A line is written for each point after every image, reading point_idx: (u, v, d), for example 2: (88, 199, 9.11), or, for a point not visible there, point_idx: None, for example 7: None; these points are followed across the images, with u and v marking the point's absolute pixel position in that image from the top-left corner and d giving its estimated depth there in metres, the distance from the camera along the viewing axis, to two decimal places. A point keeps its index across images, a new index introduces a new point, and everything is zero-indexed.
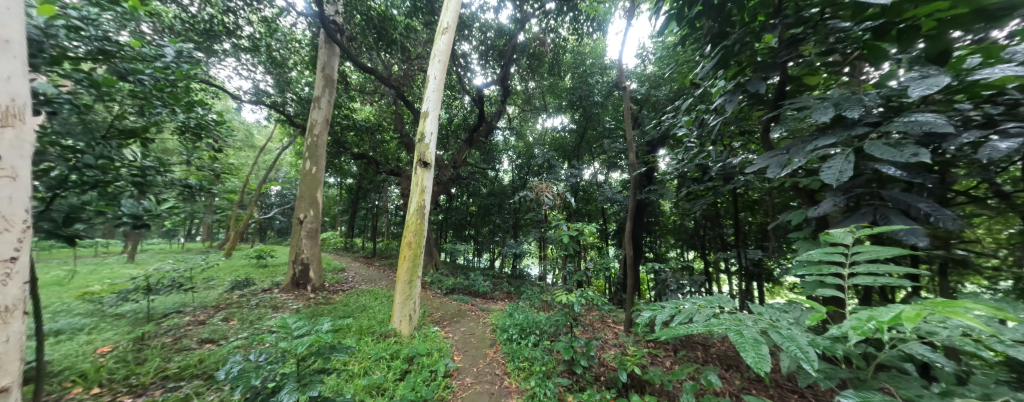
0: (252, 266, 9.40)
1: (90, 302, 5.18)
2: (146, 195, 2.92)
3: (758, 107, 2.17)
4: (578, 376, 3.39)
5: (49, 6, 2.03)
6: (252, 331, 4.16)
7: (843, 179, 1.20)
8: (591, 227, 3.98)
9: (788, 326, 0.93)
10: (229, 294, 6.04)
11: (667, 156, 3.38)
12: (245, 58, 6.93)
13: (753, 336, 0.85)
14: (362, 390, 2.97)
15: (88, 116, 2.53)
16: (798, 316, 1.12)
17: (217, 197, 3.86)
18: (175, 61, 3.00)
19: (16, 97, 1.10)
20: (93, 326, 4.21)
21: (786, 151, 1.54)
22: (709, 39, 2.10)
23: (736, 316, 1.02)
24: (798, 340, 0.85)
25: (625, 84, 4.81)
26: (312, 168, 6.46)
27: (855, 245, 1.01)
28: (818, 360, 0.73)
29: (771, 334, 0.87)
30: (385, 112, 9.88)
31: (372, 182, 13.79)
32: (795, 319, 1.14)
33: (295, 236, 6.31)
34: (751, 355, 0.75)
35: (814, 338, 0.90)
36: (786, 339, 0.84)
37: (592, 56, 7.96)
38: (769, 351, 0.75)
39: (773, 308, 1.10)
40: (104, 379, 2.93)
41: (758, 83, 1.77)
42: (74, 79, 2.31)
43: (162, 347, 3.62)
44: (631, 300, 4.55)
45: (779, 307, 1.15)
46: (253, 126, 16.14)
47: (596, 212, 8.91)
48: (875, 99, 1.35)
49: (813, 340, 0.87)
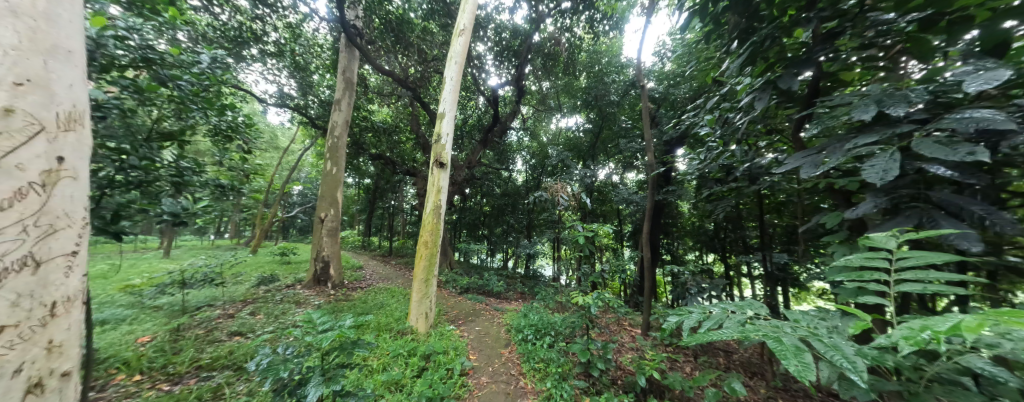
0: (277, 262, 9.81)
1: (131, 295, 5.54)
2: (183, 194, 3.11)
3: (788, 104, 2.08)
4: (595, 379, 3.35)
5: (100, 18, 2.18)
6: (278, 325, 4.35)
7: (888, 179, 1.13)
8: (607, 228, 3.94)
9: (829, 335, 0.89)
10: (255, 289, 6.32)
11: (688, 156, 3.31)
12: (271, 63, 7.24)
13: (794, 343, 0.81)
14: (381, 386, 3.04)
15: (131, 120, 2.69)
16: (837, 324, 1.06)
17: (244, 196, 4.05)
18: (209, 67, 3.17)
19: (77, 103, 0.90)
20: (134, 317, 4.49)
21: (820, 151, 1.47)
22: (734, 35, 2.05)
23: (772, 323, 0.98)
24: (843, 349, 0.81)
25: (642, 83, 4.71)
26: (332, 169, 6.66)
27: (899, 250, 0.96)
28: (867, 372, 0.70)
29: (811, 342, 0.83)
30: (402, 113, 10.07)
31: (389, 182, 14.10)
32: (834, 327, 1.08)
33: (316, 235, 6.53)
34: (794, 364, 0.72)
35: (861, 348, 0.85)
36: (830, 348, 0.80)
37: (608, 54, 7.78)
38: (813, 359, 0.72)
39: (810, 315, 1.04)
40: (145, 368, 3.13)
41: (790, 79, 1.69)
42: (121, 86, 2.49)
43: (196, 339, 3.83)
44: (649, 304, 4.46)
45: (815, 315, 1.10)
46: (277, 128, 16.80)
47: (611, 213, 8.80)
48: (922, 94, 1.27)
49: (860, 351, 0.82)
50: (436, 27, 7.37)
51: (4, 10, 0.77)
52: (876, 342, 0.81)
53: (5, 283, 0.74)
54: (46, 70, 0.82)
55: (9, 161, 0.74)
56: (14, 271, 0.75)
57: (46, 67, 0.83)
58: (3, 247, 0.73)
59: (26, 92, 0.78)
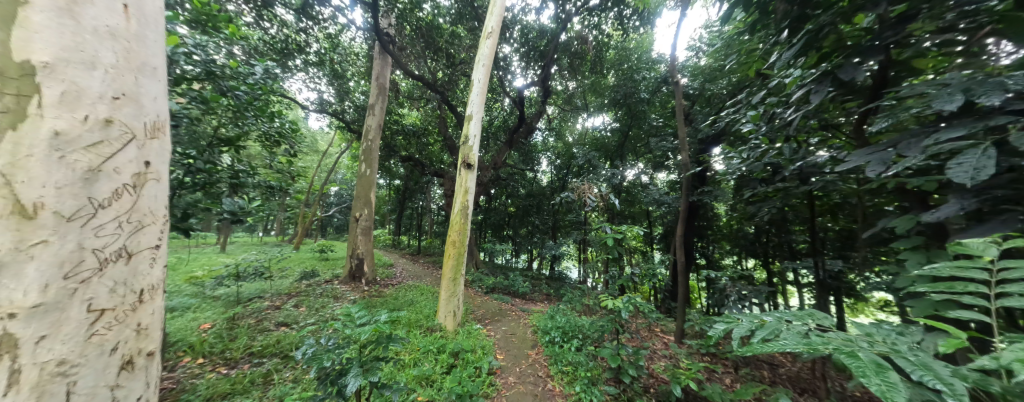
0: (316, 259, 10.46)
1: (194, 285, 6.15)
2: (238, 194, 3.41)
3: (847, 97, 1.90)
4: (625, 385, 3.25)
5: (173, 38, 2.45)
6: (318, 317, 4.64)
7: (980, 178, 1.00)
8: (637, 230, 3.83)
9: (914, 352, 0.81)
10: (298, 283, 6.78)
11: (726, 155, 3.13)
12: (312, 72, 7.74)
13: (872, 358, 0.74)
14: (413, 380, 3.14)
15: (196, 128, 2.99)
16: (921, 339, 0.95)
17: (289, 196, 4.36)
18: (261, 78, 3.46)
19: (160, 113, 0.98)
20: (197, 305, 4.99)
21: (890, 146, 1.32)
22: (783, 24, 1.91)
23: (843, 336, 0.90)
24: (935, 370, 0.73)
25: (676, 79, 4.52)
26: (366, 171, 6.98)
27: (1001, 259, 0.83)
28: (969, 397, 0.63)
29: (893, 358, 0.76)
30: (431, 116, 10.34)
31: (418, 183, 14.55)
32: (917, 343, 0.97)
33: (351, 233, 6.88)
34: (876, 383, 0.66)
35: (955, 369, 0.76)
36: (918, 367, 0.73)
37: (637, 51, 7.35)
38: (901, 379, 0.66)
39: (885, 330, 0.95)
40: (206, 351, 3.46)
41: (853, 69, 1.54)
42: (189, 97, 2.78)
43: (249, 327, 4.17)
44: (683, 311, 4.25)
45: (891, 329, 1.00)
46: (317, 132, 17.90)
47: (640, 215, 8.51)
48: (1022, 81, 1.11)
49: (955, 371, 0.73)
50: (464, 31, 7.52)
51: (103, 32, 0.84)
52: (975, 364, 0.72)
53: (105, 272, 0.81)
54: (136, 85, 0.90)
55: (107, 165, 0.81)
56: (112, 261, 0.83)
57: (137, 82, 0.91)
58: (102, 241, 0.81)
59: (122, 105, 0.85)
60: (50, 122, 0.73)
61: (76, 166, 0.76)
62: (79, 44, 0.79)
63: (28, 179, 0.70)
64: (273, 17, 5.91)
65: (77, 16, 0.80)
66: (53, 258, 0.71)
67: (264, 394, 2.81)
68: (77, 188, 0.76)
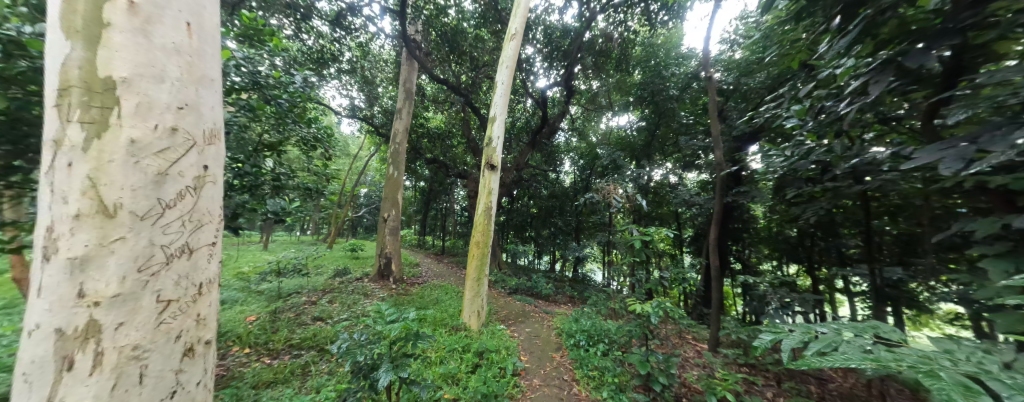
0: (348, 257, 10.97)
1: (241, 281, 6.65)
2: (280, 195, 3.64)
3: (912, 87, 1.71)
4: (655, 393, 3.14)
5: (225, 51, 2.67)
6: (351, 313, 4.85)
7: None
8: (667, 231, 3.68)
9: (1010, 374, 0.72)
10: (332, 280, 7.14)
11: (767, 152, 2.93)
12: (345, 79, 8.15)
13: (955, 382, 0.68)
14: (440, 378, 3.20)
15: (244, 134, 3.23)
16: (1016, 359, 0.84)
17: (323, 197, 4.61)
18: (299, 87, 3.69)
19: (217, 120, 1.04)
20: (243, 299, 5.38)
21: (971, 140, 1.16)
22: (834, 11, 1.77)
23: (921, 357, 0.81)
24: None
25: (710, 75, 4.29)
26: (394, 173, 7.21)
27: None
28: None
29: (984, 381, 0.69)
30: (455, 119, 10.53)
31: (443, 185, 14.86)
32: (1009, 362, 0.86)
33: (380, 233, 7.15)
34: None
35: None
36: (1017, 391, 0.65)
37: (666, 47, 7.14)
38: None
39: (971, 348, 0.85)
40: (252, 342, 3.73)
41: (923, 55, 1.38)
42: (238, 106, 3.00)
43: (289, 321, 4.44)
44: (717, 318, 4.04)
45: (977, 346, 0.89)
46: (348, 137, 18.79)
47: (668, 216, 8.19)
48: None
49: None
50: (488, 34, 7.61)
51: (169, 49, 0.91)
52: None
53: (172, 266, 0.88)
54: (196, 96, 0.96)
55: (173, 169, 0.88)
56: (176, 257, 0.89)
57: (197, 93, 0.97)
58: (169, 238, 0.87)
59: (184, 114, 0.92)
60: (128, 131, 0.82)
61: (147, 169, 0.83)
62: (149, 60, 0.87)
63: (110, 180, 0.79)
64: (310, 29, 6.26)
65: (148, 35, 0.88)
66: (129, 253, 0.80)
67: (303, 384, 2.98)
68: (148, 190, 0.83)
